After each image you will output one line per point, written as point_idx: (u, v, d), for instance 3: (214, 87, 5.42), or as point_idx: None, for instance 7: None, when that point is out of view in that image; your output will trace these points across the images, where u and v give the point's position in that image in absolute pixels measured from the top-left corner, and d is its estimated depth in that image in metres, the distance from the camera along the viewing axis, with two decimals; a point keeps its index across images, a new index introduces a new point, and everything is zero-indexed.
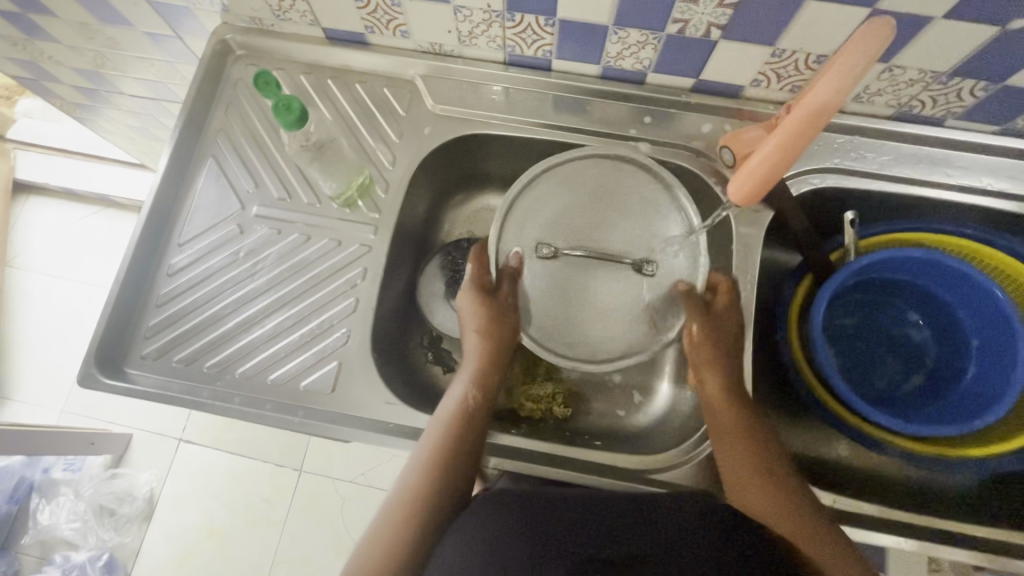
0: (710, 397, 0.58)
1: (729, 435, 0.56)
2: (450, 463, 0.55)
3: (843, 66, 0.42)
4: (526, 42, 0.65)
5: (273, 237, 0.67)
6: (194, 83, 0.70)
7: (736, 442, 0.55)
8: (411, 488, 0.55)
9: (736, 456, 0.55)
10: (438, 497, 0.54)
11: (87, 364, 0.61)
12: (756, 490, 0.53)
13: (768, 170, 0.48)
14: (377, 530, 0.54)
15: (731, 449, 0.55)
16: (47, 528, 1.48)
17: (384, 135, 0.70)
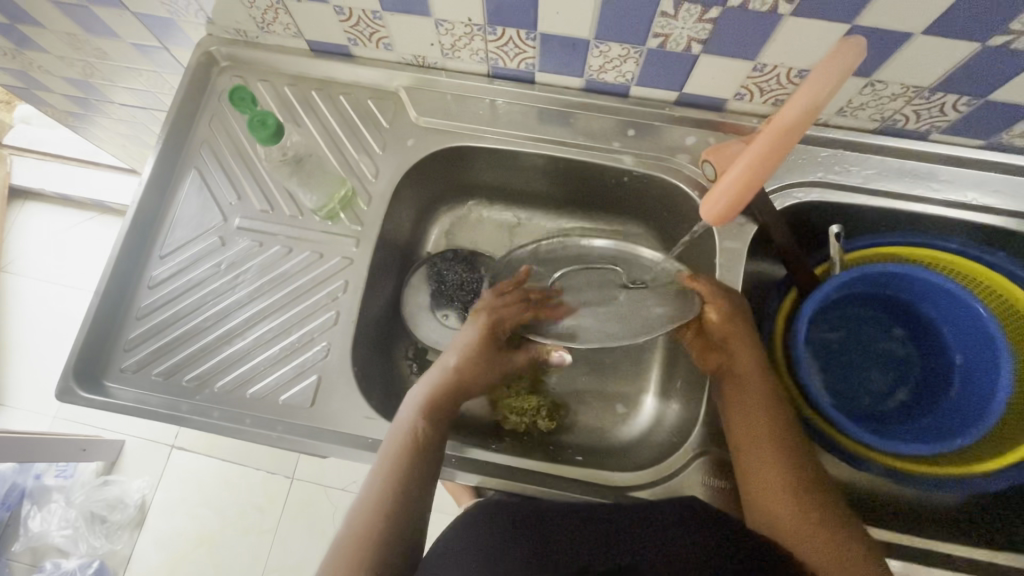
0: (742, 365, 0.58)
1: (750, 402, 0.56)
2: (420, 459, 0.55)
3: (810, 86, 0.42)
4: (508, 55, 0.65)
5: (256, 250, 0.67)
6: (178, 96, 0.70)
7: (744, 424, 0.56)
8: (389, 474, 0.54)
9: (750, 422, 0.55)
10: (413, 484, 0.53)
11: (65, 377, 0.61)
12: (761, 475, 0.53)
13: (739, 192, 0.49)
14: (344, 537, 0.52)
15: (739, 431, 0.55)
16: (39, 535, 1.48)
17: (368, 147, 0.70)
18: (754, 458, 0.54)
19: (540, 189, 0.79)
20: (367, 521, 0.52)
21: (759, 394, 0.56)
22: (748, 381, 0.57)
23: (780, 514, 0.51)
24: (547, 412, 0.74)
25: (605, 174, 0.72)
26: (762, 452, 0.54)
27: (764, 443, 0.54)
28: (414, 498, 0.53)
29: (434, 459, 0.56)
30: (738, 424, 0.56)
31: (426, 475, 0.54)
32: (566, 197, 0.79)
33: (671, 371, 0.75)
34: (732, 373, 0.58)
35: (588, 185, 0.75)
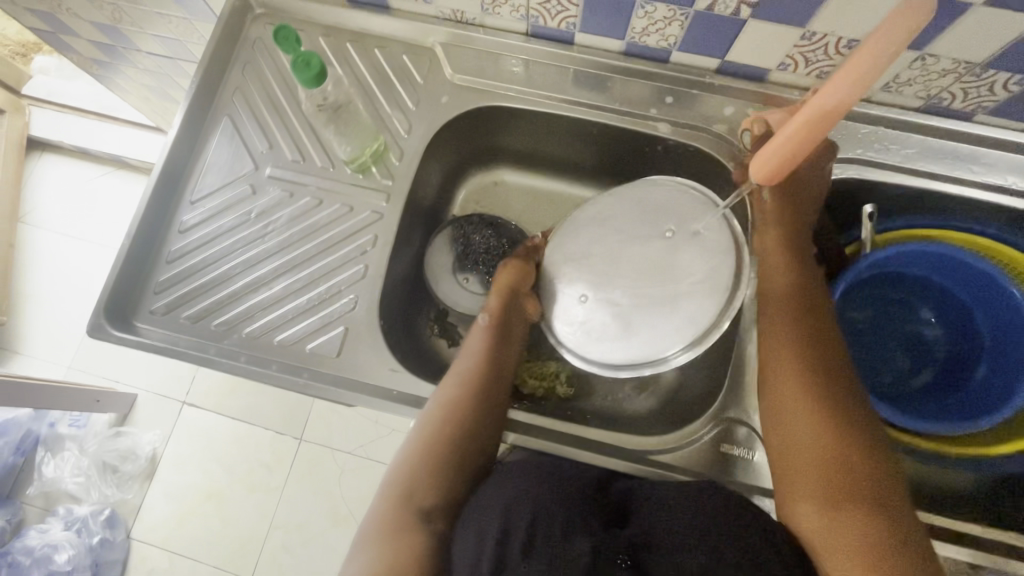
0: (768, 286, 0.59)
1: (782, 309, 0.56)
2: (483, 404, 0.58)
3: (876, 44, 0.39)
4: (550, 13, 0.64)
5: (286, 199, 0.67)
6: (212, 41, 0.69)
7: (795, 394, 0.52)
8: (456, 393, 0.59)
9: (780, 339, 0.55)
10: (484, 409, 0.58)
11: (96, 315, 0.61)
12: (801, 452, 0.50)
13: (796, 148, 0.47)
14: (416, 446, 0.56)
15: (779, 373, 0.54)
16: (51, 481, 1.51)
17: (401, 102, 0.70)
18: (780, 388, 0.53)
19: (569, 157, 0.78)
20: (432, 439, 0.56)
21: (827, 357, 0.53)
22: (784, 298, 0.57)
23: (797, 445, 0.51)
24: (566, 378, 0.75)
25: (639, 143, 0.71)
26: (785, 379, 0.53)
27: (801, 363, 0.53)
28: (487, 418, 0.58)
29: (499, 402, 0.60)
30: (786, 394, 0.52)
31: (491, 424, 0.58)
32: (595, 166, 0.78)
33: None
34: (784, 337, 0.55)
35: (619, 153, 0.74)
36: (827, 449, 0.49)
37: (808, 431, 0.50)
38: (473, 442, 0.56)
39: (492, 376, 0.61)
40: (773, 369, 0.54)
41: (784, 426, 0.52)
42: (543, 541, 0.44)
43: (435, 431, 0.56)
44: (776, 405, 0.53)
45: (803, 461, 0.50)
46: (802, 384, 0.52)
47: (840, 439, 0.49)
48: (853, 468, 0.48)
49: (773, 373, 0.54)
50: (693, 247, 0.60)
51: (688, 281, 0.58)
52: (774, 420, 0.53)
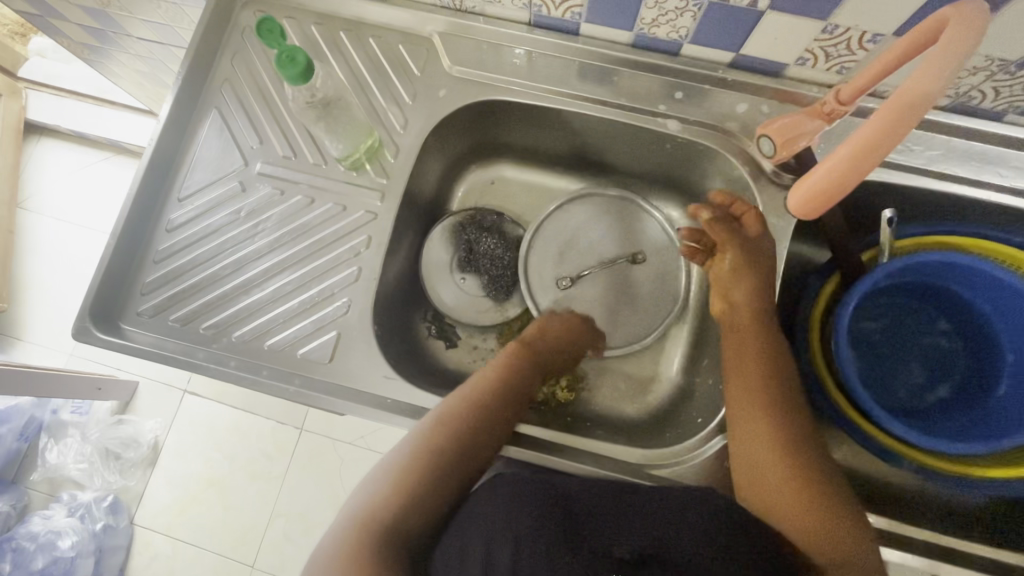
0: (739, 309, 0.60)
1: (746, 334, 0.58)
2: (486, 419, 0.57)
3: (941, 50, 0.36)
4: (554, 2, 0.60)
5: (277, 197, 0.64)
6: (198, 29, 0.66)
7: (758, 422, 0.53)
8: (438, 428, 0.55)
9: (745, 363, 0.57)
10: (469, 452, 0.55)
11: (81, 318, 0.59)
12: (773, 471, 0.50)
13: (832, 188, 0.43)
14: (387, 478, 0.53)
15: (744, 401, 0.55)
16: (56, 467, 1.52)
17: (397, 95, 0.66)
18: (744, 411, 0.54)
19: (572, 151, 0.75)
20: (403, 474, 0.53)
21: (784, 391, 0.54)
22: (747, 321, 0.59)
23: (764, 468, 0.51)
24: (567, 384, 0.73)
25: (647, 138, 0.68)
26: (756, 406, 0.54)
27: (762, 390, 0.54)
28: (468, 458, 0.54)
29: (484, 444, 0.56)
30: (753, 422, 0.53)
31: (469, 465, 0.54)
32: (599, 160, 0.75)
33: (699, 351, 0.73)
34: (751, 366, 0.56)
35: (625, 148, 0.71)
36: (789, 463, 0.50)
37: (778, 463, 0.50)
38: (445, 477, 0.53)
39: (487, 418, 0.57)
40: (738, 402, 0.55)
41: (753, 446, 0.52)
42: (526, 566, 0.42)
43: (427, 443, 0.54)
44: (742, 431, 0.54)
45: (773, 477, 0.50)
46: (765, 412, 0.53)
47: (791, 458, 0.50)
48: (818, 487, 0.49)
49: (737, 408, 0.55)
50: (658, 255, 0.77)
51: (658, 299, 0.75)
52: (740, 441, 0.54)
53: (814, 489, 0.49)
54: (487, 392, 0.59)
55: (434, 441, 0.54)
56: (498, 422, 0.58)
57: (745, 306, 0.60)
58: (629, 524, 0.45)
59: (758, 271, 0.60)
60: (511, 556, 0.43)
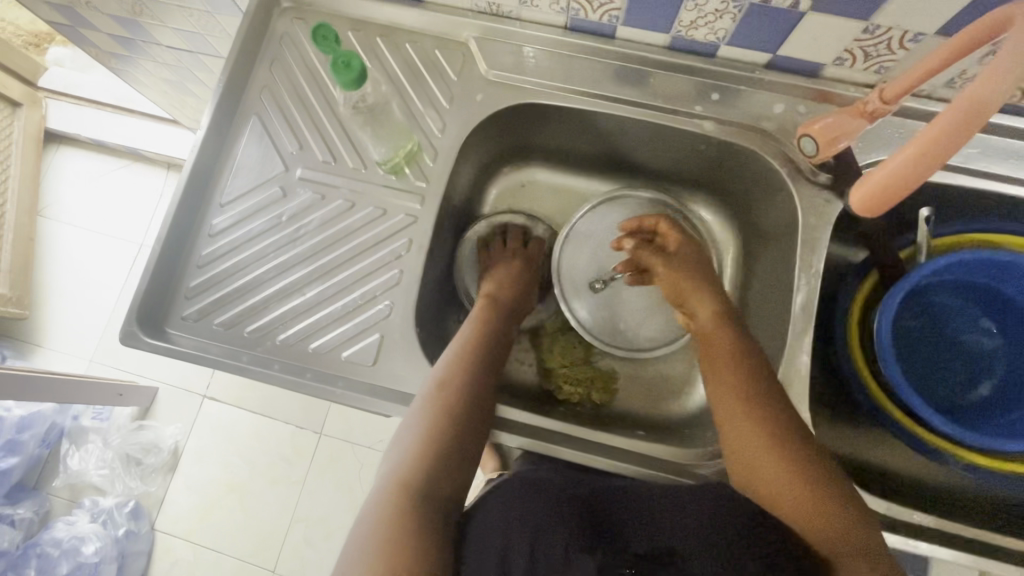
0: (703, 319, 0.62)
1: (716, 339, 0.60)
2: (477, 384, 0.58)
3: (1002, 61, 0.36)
4: (592, 6, 0.61)
5: (318, 202, 0.65)
6: (239, 36, 0.67)
7: (741, 419, 0.53)
8: (431, 417, 0.54)
9: (722, 363, 0.57)
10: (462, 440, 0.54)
11: (129, 323, 0.60)
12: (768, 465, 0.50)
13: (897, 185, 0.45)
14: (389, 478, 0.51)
15: (726, 403, 0.55)
16: (76, 473, 1.52)
17: (434, 99, 0.67)
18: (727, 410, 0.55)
19: (605, 153, 0.75)
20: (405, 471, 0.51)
21: (760, 383, 0.55)
22: (715, 329, 0.61)
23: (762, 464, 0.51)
24: (602, 385, 0.75)
25: (683, 139, 0.69)
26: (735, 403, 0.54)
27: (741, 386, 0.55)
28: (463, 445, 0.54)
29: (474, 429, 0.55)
30: (734, 418, 0.54)
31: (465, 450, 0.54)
32: (631, 161, 0.76)
33: None
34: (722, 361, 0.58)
35: (659, 148, 0.72)
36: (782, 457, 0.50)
37: (770, 454, 0.50)
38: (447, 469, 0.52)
39: (475, 402, 0.57)
40: (718, 397, 0.56)
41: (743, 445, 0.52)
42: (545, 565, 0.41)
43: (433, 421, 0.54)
44: (734, 433, 0.53)
45: (769, 472, 0.50)
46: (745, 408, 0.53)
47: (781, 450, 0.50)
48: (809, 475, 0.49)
49: (723, 407, 0.55)
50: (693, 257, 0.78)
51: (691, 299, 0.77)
52: (734, 446, 0.53)
53: (811, 469, 0.50)
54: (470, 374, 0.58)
55: (430, 434, 0.53)
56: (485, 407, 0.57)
57: (706, 315, 0.62)
58: (634, 527, 0.45)
59: (705, 278, 0.65)
60: (526, 555, 0.42)
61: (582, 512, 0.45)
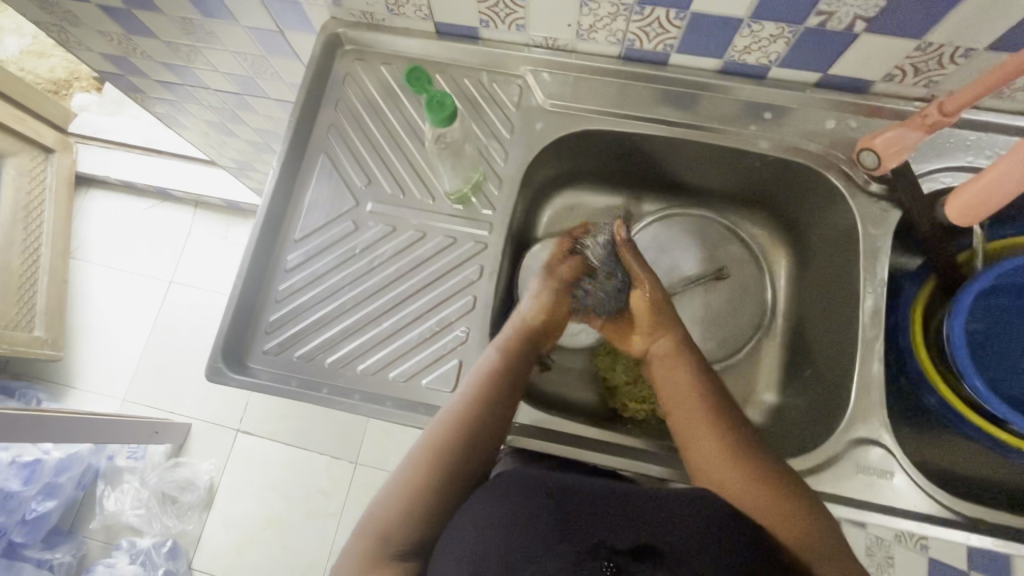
0: (663, 348, 0.62)
1: (677, 366, 0.60)
2: (466, 414, 0.55)
3: None
4: (648, 36, 0.63)
5: (389, 233, 0.67)
6: (307, 79, 0.70)
7: (712, 440, 0.54)
8: (436, 432, 0.55)
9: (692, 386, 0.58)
10: (465, 456, 0.54)
11: (215, 358, 0.62)
12: (736, 480, 0.51)
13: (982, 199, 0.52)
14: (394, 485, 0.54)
15: (695, 423, 0.55)
16: (112, 514, 1.51)
17: (496, 130, 0.70)
18: (694, 429, 0.55)
19: (655, 172, 0.78)
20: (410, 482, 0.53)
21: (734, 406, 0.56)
22: (672, 358, 0.61)
23: (722, 478, 0.52)
24: None
25: (736, 158, 0.71)
26: (703, 422, 0.55)
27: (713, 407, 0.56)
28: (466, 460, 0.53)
29: (480, 446, 0.54)
30: (698, 440, 0.54)
31: (466, 466, 0.53)
32: (681, 179, 0.78)
33: (796, 362, 0.74)
34: (689, 387, 0.58)
35: (710, 167, 0.74)
36: (753, 477, 0.51)
37: (737, 471, 0.51)
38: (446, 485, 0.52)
39: (480, 415, 0.55)
40: (683, 418, 0.56)
41: (710, 462, 0.53)
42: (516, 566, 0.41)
43: (416, 454, 0.54)
44: (701, 452, 0.54)
45: (733, 485, 0.51)
46: (717, 430, 0.54)
47: (752, 470, 0.51)
48: (779, 491, 0.50)
49: (691, 427, 0.55)
50: (744, 273, 0.81)
51: (747, 314, 0.79)
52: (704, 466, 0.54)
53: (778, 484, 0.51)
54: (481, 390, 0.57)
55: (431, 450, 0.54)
56: (490, 425, 0.55)
57: (666, 343, 0.62)
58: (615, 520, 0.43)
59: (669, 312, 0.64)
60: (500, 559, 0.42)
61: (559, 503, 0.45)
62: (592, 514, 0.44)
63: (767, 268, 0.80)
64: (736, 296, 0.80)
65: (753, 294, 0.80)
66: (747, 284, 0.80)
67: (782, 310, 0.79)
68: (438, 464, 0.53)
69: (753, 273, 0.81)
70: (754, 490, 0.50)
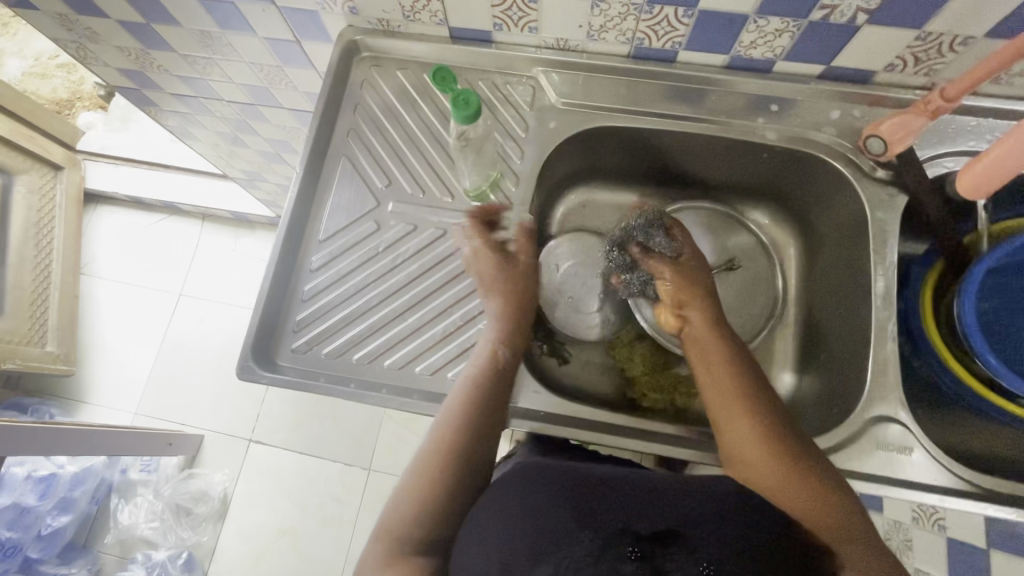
0: (698, 326, 0.63)
1: (709, 350, 0.60)
2: (483, 412, 0.56)
3: None
4: (657, 35, 0.66)
5: (411, 231, 0.69)
6: (327, 85, 0.72)
7: (747, 425, 0.53)
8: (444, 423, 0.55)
9: (720, 372, 0.57)
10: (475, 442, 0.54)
11: (245, 357, 0.63)
12: (776, 468, 0.51)
13: (989, 175, 0.55)
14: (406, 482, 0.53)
15: (728, 405, 0.55)
16: (127, 528, 1.51)
17: (511, 130, 0.72)
18: (728, 413, 0.55)
19: (663, 167, 0.80)
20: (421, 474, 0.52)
21: (759, 387, 0.55)
22: (706, 340, 0.61)
23: (761, 466, 0.51)
24: (684, 388, 0.76)
25: (744, 151, 0.73)
26: (736, 406, 0.54)
27: (740, 390, 0.55)
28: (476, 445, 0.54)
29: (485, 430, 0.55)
30: (734, 422, 0.54)
31: (474, 454, 0.53)
32: (690, 173, 0.80)
33: (809, 348, 0.76)
34: (722, 371, 0.57)
35: (719, 160, 0.77)
36: (790, 462, 0.51)
37: (772, 458, 0.51)
38: (462, 475, 0.52)
39: (486, 402, 0.56)
40: (716, 402, 0.56)
41: (748, 448, 0.52)
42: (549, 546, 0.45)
43: (433, 449, 0.53)
44: (737, 435, 0.53)
45: (776, 471, 0.51)
46: (747, 413, 0.54)
47: (790, 451, 0.51)
48: (811, 474, 0.51)
49: (721, 411, 0.55)
50: (752, 262, 0.83)
51: (760, 304, 0.80)
52: (738, 451, 0.53)
53: (809, 470, 0.51)
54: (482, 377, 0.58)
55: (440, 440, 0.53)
56: (495, 407, 0.57)
57: (702, 322, 0.64)
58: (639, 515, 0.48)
59: (702, 295, 0.66)
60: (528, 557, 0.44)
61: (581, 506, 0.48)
62: (615, 514, 0.47)
63: (776, 258, 0.82)
64: (748, 286, 0.81)
65: (765, 281, 0.82)
66: (754, 274, 0.82)
67: (793, 296, 0.81)
68: (455, 457, 0.53)
69: (761, 262, 0.83)
70: (795, 477, 0.50)
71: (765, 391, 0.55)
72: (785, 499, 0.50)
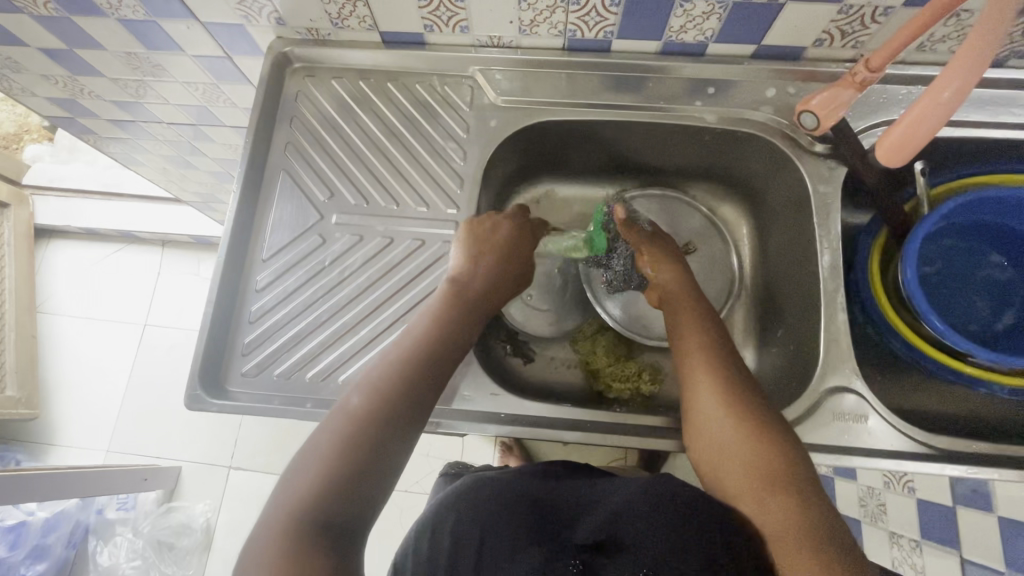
0: (668, 286, 0.66)
1: (680, 310, 0.63)
2: (419, 364, 0.53)
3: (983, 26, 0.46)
4: (588, 25, 0.65)
5: (356, 242, 0.68)
6: (259, 100, 0.70)
7: (709, 377, 0.55)
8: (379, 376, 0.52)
9: (693, 331, 0.60)
10: (405, 399, 0.51)
11: (193, 386, 0.61)
12: (731, 417, 0.52)
13: (909, 135, 0.54)
14: (325, 440, 0.48)
15: (697, 360, 0.57)
16: (107, 569, 1.45)
17: (452, 132, 0.71)
18: (695, 366, 0.57)
19: (611, 157, 0.80)
20: (342, 428, 0.48)
21: (721, 347, 0.58)
22: (677, 300, 0.65)
23: (721, 422, 0.52)
24: (649, 376, 0.76)
25: (686, 135, 0.74)
26: (701, 357, 0.57)
27: (706, 346, 0.58)
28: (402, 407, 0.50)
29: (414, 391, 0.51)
30: (699, 379, 0.56)
31: (400, 413, 0.50)
32: (638, 160, 0.81)
33: (768, 325, 0.77)
34: (691, 332, 0.60)
35: (663, 146, 0.77)
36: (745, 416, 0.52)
37: (727, 408, 0.53)
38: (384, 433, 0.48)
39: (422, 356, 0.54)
40: (684, 358, 0.58)
41: (708, 401, 0.54)
42: (490, 562, 0.43)
43: (356, 410, 0.49)
44: (698, 386, 0.55)
45: (733, 426, 0.51)
46: (712, 366, 0.56)
47: (743, 406, 0.52)
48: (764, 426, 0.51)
49: (688, 365, 0.58)
50: (706, 245, 0.83)
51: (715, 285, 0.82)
52: (697, 404, 0.55)
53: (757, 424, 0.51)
54: (423, 332, 0.56)
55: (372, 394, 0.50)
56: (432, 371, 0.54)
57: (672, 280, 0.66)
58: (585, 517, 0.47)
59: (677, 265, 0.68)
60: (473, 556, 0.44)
61: (531, 514, 0.47)
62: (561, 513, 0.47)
63: (729, 238, 0.83)
64: (704, 270, 0.82)
65: (720, 261, 0.83)
66: (709, 256, 0.83)
67: (748, 275, 0.82)
68: (381, 412, 0.49)
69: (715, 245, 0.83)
70: (743, 436, 0.50)
71: (727, 353, 0.58)
72: (739, 461, 0.50)
